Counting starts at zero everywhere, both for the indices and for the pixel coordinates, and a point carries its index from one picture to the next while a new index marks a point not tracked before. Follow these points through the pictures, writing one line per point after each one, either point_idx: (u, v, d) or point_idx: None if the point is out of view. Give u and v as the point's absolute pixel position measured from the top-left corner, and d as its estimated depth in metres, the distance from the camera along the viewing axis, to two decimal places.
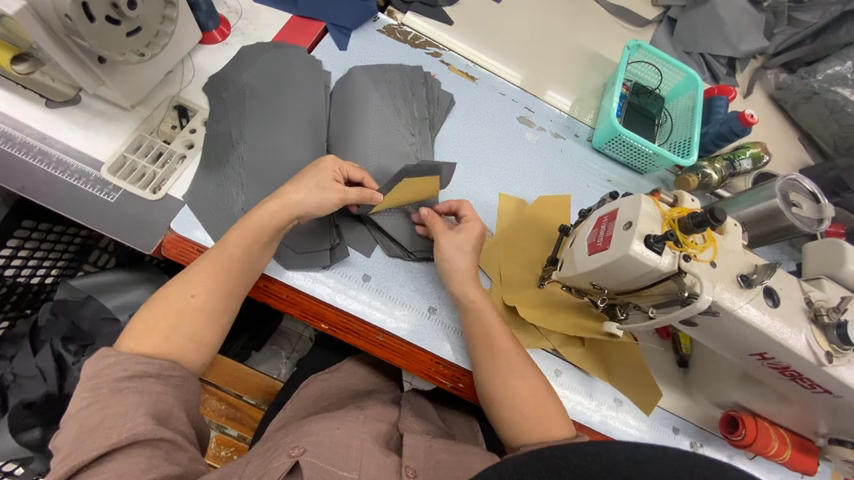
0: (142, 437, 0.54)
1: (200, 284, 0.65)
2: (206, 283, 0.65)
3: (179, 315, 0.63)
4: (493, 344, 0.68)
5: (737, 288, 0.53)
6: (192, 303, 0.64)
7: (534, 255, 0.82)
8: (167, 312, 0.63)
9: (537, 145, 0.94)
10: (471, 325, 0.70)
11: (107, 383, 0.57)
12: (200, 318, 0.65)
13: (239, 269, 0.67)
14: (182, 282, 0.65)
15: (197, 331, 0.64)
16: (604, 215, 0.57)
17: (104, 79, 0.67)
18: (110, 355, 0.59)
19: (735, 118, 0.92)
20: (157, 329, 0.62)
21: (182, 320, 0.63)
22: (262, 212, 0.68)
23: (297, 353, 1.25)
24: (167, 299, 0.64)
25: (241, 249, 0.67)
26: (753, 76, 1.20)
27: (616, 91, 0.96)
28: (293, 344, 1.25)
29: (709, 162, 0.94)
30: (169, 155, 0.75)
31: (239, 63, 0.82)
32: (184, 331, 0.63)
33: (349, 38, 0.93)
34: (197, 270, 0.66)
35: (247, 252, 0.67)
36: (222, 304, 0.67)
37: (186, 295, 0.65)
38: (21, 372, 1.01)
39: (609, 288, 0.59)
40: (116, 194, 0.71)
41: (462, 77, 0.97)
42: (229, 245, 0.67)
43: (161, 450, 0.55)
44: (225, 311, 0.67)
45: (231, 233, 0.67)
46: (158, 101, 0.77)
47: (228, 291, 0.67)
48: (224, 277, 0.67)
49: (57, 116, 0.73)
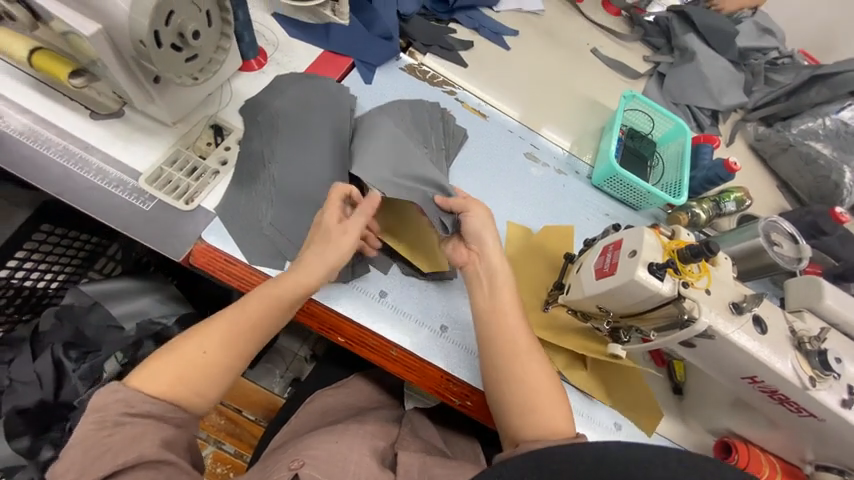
0: (142, 460, 0.56)
1: (215, 342, 0.66)
2: (223, 343, 0.66)
3: (190, 370, 0.63)
4: (513, 346, 0.70)
5: (729, 314, 0.58)
6: (204, 360, 0.64)
7: (540, 281, 0.87)
8: (179, 365, 0.63)
9: (542, 179, 1.02)
10: (490, 327, 0.72)
11: (112, 416, 0.58)
12: (210, 375, 0.65)
13: (258, 335, 0.68)
14: (198, 336, 0.66)
15: (203, 388, 0.64)
16: (609, 243, 0.63)
17: (154, 98, 0.73)
18: (118, 390, 0.60)
19: (720, 165, 1.02)
20: (165, 379, 0.62)
21: (190, 376, 0.63)
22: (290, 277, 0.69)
23: (290, 374, 1.08)
24: (181, 351, 0.64)
25: (263, 314, 0.68)
26: (734, 127, 1.32)
27: (614, 136, 1.05)
28: (287, 363, 1.18)
29: (698, 203, 1.03)
30: (203, 170, 0.80)
31: (274, 90, 0.89)
32: (191, 385, 0.63)
33: (375, 73, 1.01)
34: (215, 325, 0.66)
35: (269, 317, 0.68)
36: (233, 366, 0.67)
37: (201, 351, 0.65)
38: (17, 378, 1.01)
39: (614, 311, 0.64)
40: (151, 203, 0.74)
41: (474, 114, 1.05)
42: (253, 308, 0.68)
43: (162, 472, 0.57)
44: (233, 372, 0.67)
45: (255, 297, 0.69)
46: (197, 119, 0.83)
47: (241, 352, 0.67)
48: (241, 338, 0.67)
49: (100, 127, 0.78)
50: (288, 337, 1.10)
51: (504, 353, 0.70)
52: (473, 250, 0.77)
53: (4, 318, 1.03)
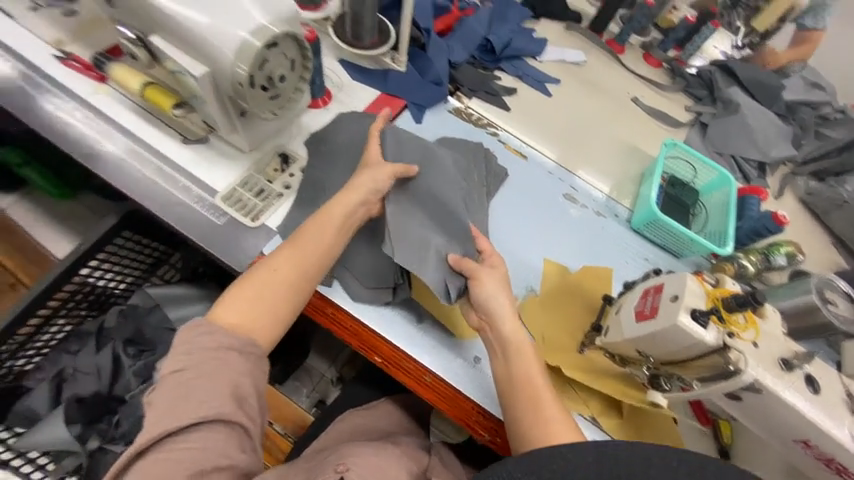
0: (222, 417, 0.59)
1: (281, 261, 0.73)
2: (290, 258, 0.74)
3: (267, 284, 0.71)
4: (529, 387, 0.69)
5: (778, 371, 0.56)
6: (275, 277, 0.72)
7: (577, 322, 0.87)
8: (256, 282, 0.71)
9: (581, 220, 1.04)
10: (512, 364, 0.71)
11: (203, 355, 0.63)
12: (281, 291, 0.71)
13: (318, 248, 0.75)
14: (266, 261, 0.73)
15: (281, 295, 0.71)
16: (650, 287, 0.64)
17: (238, 128, 0.84)
18: (202, 325, 0.65)
19: (768, 217, 1.01)
20: (243, 299, 0.69)
21: (265, 293, 0.70)
22: (345, 200, 0.79)
23: (316, 393, 1.26)
24: (254, 274, 0.72)
25: (321, 227, 0.76)
26: (783, 180, 1.29)
27: (655, 183, 1.07)
28: (314, 383, 1.26)
29: (745, 254, 1.01)
30: (269, 192, 0.89)
31: (336, 124, 0.98)
32: (265, 302, 0.70)
33: (424, 113, 1.10)
34: (281, 250, 0.75)
35: (327, 230, 0.76)
36: (303, 275, 0.74)
37: (270, 272, 0.72)
38: (79, 368, 1.10)
39: (655, 357, 0.63)
40: (223, 217, 0.85)
41: (516, 155, 1.11)
42: (313, 223, 0.77)
43: (234, 432, 0.61)
44: (303, 288, 0.74)
45: (315, 219, 0.77)
46: (267, 147, 0.93)
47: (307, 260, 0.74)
48: (305, 256, 0.74)
49: (188, 151, 0.90)
50: (315, 359, 1.27)
51: (524, 399, 0.68)
52: (484, 322, 0.76)
53: (76, 313, 1.13)
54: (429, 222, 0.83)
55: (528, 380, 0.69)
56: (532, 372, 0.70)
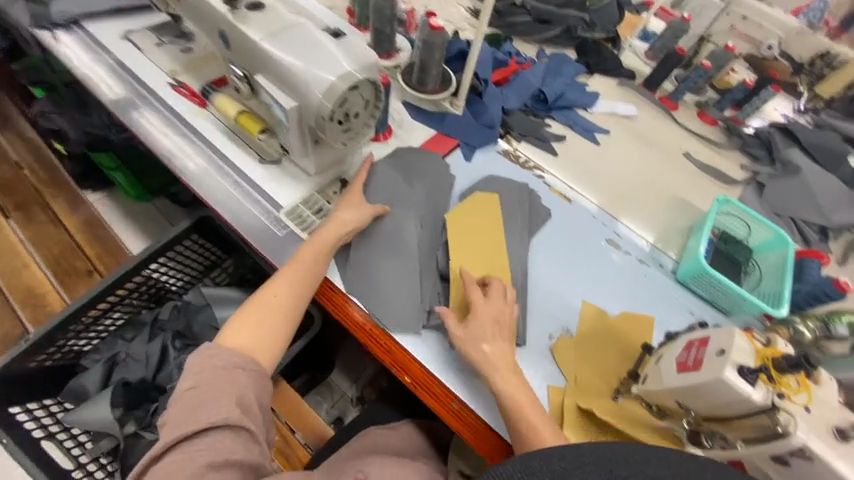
0: (229, 423, 0.66)
1: (280, 287, 0.84)
2: (281, 286, 0.84)
3: (265, 311, 0.81)
4: (513, 418, 0.73)
5: (834, 441, 0.52)
6: (277, 302, 0.83)
7: (613, 368, 0.86)
8: (253, 311, 0.81)
9: (622, 265, 1.04)
10: (498, 374, 0.76)
11: (219, 369, 0.72)
12: (281, 313, 0.82)
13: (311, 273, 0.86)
14: (267, 289, 0.84)
15: (277, 321, 0.82)
16: (694, 338, 0.63)
17: (309, 153, 0.95)
18: (212, 351, 0.74)
19: (830, 283, 0.94)
20: (248, 325, 0.80)
21: (266, 317, 0.81)
22: (331, 231, 0.90)
23: (335, 410, 1.32)
24: (256, 302, 0.82)
25: (313, 254, 0.87)
26: (847, 248, 1.22)
27: (704, 236, 1.05)
28: (334, 399, 1.33)
29: (802, 318, 0.91)
30: (327, 211, 0.98)
31: (393, 157, 1.08)
32: (268, 324, 0.81)
33: (475, 153, 1.18)
34: (280, 277, 0.85)
35: (318, 257, 0.88)
36: (294, 301, 0.84)
37: (271, 297, 0.83)
38: (131, 354, 1.20)
39: (697, 412, 0.61)
40: (283, 229, 0.96)
41: (560, 197, 1.14)
42: (305, 252, 0.87)
43: (242, 438, 0.67)
44: (300, 309, 0.85)
45: (306, 246, 0.88)
46: (331, 172, 1.03)
47: (296, 288, 0.84)
48: (300, 280, 0.85)
49: (263, 169, 1.02)
50: (341, 377, 1.36)
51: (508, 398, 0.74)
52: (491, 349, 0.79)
53: (136, 303, 1.26)
54: (386, 260, 0.92)
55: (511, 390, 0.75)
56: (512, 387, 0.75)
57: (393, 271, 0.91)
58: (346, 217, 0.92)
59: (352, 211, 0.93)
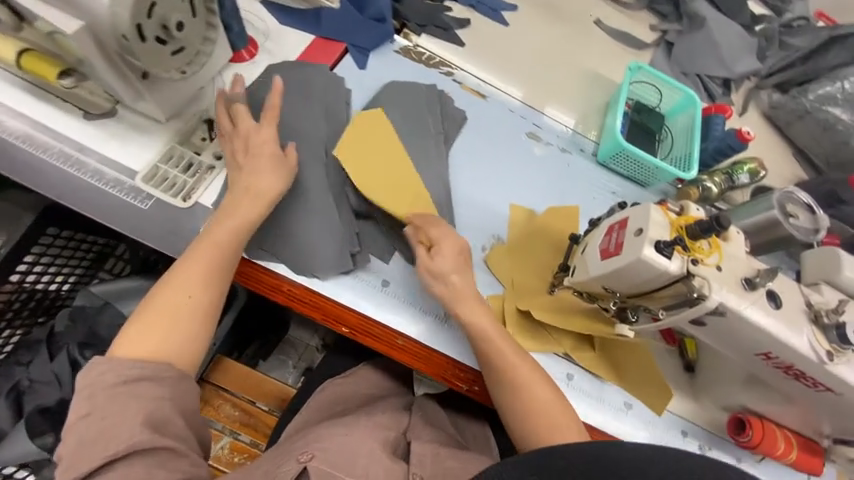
0: (139, 446, 0.58)
1: (192, 282, 0.68)
2: (189, 280, 0.68)
3: (169, 314, 0.66)
4: (509, 366, 0.70)
5: (740, 291, 0.56)
6: (189, 301, 0.67)
7: (545, 264, 0.86)
8: (155, 314, 0.66)
9: (545, 158, 0.99)
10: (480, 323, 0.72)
11: (106, 388, 0.61)
12: (196, 315, 0.68)
13: (230, 261, 0.71)
14: (172, 285, 0.67)
15: (188, 324, 0.67)
16: (614, 222, 0.61)
17: (143, 93, 0.72)
18: (102, 364, 0.62)
19: (732, 134, 0.99)
20: (152, 331, 0.65)
21: (177, 319, 0.66)
22: (245, 207, 0.72)
23: (303, 362, 1.23)
24: (161, 303, 0.66)
25: (231, 239, 0.71)
26: (747, 97, 1.26)
27: (619, 111, 1.01)
28: (299, 354, 1.23)
29: (709, 176, 1.00)
30: (199, 165, 0.79)
31: (267, 80, 0.87)
32: (181, 329, 0.66)
33: (368, 57, 0.98)
34: (185, 268, 0.69)
35: (236, 240, 0.71)
36: (209, 296, 0.69)
37: (181, 295, 0.67)
38: (36, 378, 1.02)
39: (621, 292, 0.61)
40: (148, 201, 0.76)
41: (473, 95, 1.02)
42: (217, 235, 0.70)
43: (158, 458, 0.59)
44: (221, 305, 0.71)
45: (218, 227, 0.71)
46: (190, 114, 0.81)
47: (210, 280, 0.69)
48: (217, 271, 0.70)
49: (94, 127, 0.77)
50: (299, 330, 1.25)
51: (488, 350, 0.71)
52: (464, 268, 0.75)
53: (19, 322, 1.04)
54: (293, 204, 0.79)
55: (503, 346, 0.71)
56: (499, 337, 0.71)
57: (305, 214, 0.79)
58: (260, 183, 0.73)
59: (268, 174, 0.74)
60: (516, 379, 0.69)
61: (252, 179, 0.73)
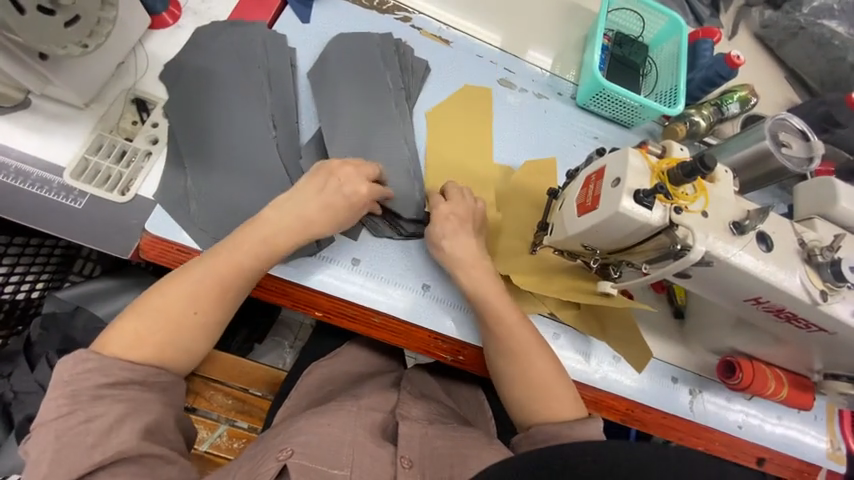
0: (127, 455, 0.54)
1: (204, 299, 0.63)
2: (206, 295, 0.63)
3: (176, 326, 0.61)
4: (517, 337, 0.68)
5: (729, 236, 0.51)
6: (196, 319, 0.62)
7: (524, 223, 0.80)
8: (163, 321, 0.60)
9: (520, 107, 0.91)
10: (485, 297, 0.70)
11: (89, 389, 0.55)
12: (198, 334, 0.63)
13: (247, 284, 0.66)
14: (185, 294, 0.62)
15: (192, 344, 0.62)
16: (591, 173, 0.55)
17: (49, 77, 0.63)
18: (90, 359, 0.56)
19: (720, 61, 0.90)
20: (151, 339, 0.60)
21: (179, 334, 0.61)
22: (282, 235, 0.66)
23: (300, 341, 1.21)
24: (167, 310, 0.61)
25: (256, 266, 0.65)
26: (736, 17, 1.15)
27: (597, 45, 0.91)
28: (295, 333, 1.21)
29: (697, 109, 0.92)
30: (133, 152, 0.71)
31: (197, 47, 0.77)
32: (180, 344, 0.61)
33: (311, 9, 0.86)
34: (203, 278, 0.63)
35: (259, 269, 0.65)
36: (222, 315, 0.64)
37: (190, 310, 0.62)
38: (20, 389, 0.92)
39: (601, 248, 0.57)
40: (82, 199, 0.67)
41: (435, 42, 0.92)
42: (241, 257, 0.64)
43: (147, 467, 0.55)
44: (224, 329, 0.66)
45: (245, 248, 0.64)
46: (113, 96, 0.72)
47: (229, 301, 0.64)
48: (231, 293, 0.64)
49: (5, 121, 0.68)
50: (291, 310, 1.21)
51: (489, 325, 0.69)
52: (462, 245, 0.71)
53: None
54: (247, 187, 0.72)
55: (508, 324, 0.68)
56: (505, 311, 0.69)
57: (258, 193, 0.72)
58: (315, 218, 0.67)
59: (321, 209, 0.68)
60: (519, 351, 0.68)
61: (302, 210, 0.67)
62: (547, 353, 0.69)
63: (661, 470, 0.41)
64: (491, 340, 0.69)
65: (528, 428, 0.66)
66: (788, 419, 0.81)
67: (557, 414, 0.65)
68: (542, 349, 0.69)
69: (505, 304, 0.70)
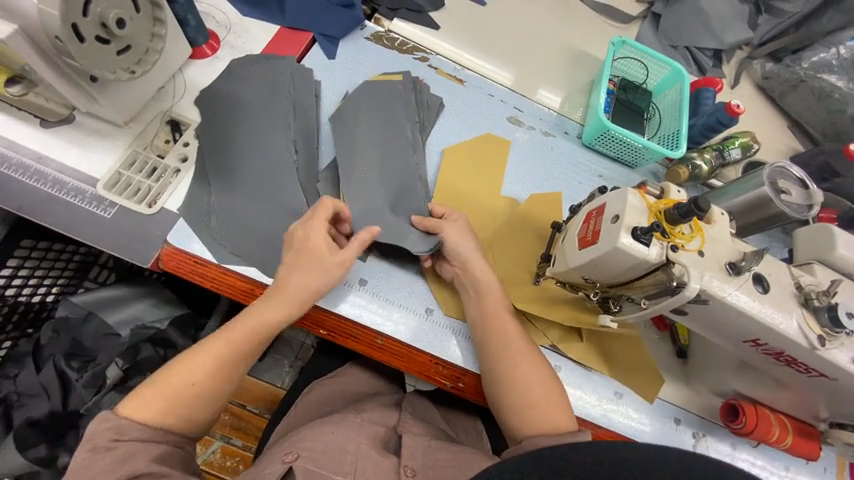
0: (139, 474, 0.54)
1: (203, 370, 0.62)
2: (210, 369, 0.62)
3: (180, 400, 0.60)
4: (505, 345, 0.69)
5: (725, 275, 0.54)
6: (194, 392, 0.61)
7: (528, 254, 0.83)
8: (166, 394, 0.59)
9: (527, 144, 0.95)
10: (482, 311, 0.72)
11: (105, 441, 0.55)
12: (199, 406, 0.61)
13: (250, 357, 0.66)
14: (187, 365, 0.62)
15: (193, 414, 0.61)
16: (592, 209, 0.58)
17: (96, 97, 0.69)
18: (108, 419, 0.57)
19: (721, 109, 0.93)
20: (153, 407, 0.59)
21: (179, 404, 0.60)
22: (285, 299, 0.67)
23: (300, 362, 1.09)
24: (169, 380, 0.60)
25: (255, 337, 0.65)
26: (738, 67, 1.21)
27: (603, 88, 0.97)
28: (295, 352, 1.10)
29: (699, 153, 0.96)
30: (163, 169, 0.76)
31: (231, 77, 0.84)
32: (181, 413, 0.60)
33: (337, 46, 0.93)
34: (206, 353, 0.63)
35: (257, 339, 0.66)
36: (224, 389, 0.64)
37: (188, 381, 0.61)
38: (23, 391, 0.89)
39: (602, 282, 0.59)
40: (112, 209, 0.71)
41: (450, 80, 0.97)
42: (240, 330, 0.65)
43: None
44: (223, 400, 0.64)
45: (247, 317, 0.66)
46: (151, 116, 0.79)
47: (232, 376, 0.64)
48: (230, 365, 0.64)
49: (52, 136, 0.74)
50: (293, 328, 1.10)
51: (493, 337, 0.70)
52: (455, 265, 0.75)
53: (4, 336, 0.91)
54: (263, 206, 0.76)
55: (504, 334, 0.70)
56: (500, 323, 0.70)
57: (275, 212, 0.76)
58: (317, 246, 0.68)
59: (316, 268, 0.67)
60: (515, 354, 0.68)
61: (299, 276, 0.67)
62: (540, 360, 0.69)
63: (662, 468, 0.37)
64: (485, 348, 0.70)
65: (519, 441, 0.65)
66: (796, 469, 0.79)
67: (550, 428, 0.63)
68: (535, 361, 0.68)
69: (503, 319, 0.71)
